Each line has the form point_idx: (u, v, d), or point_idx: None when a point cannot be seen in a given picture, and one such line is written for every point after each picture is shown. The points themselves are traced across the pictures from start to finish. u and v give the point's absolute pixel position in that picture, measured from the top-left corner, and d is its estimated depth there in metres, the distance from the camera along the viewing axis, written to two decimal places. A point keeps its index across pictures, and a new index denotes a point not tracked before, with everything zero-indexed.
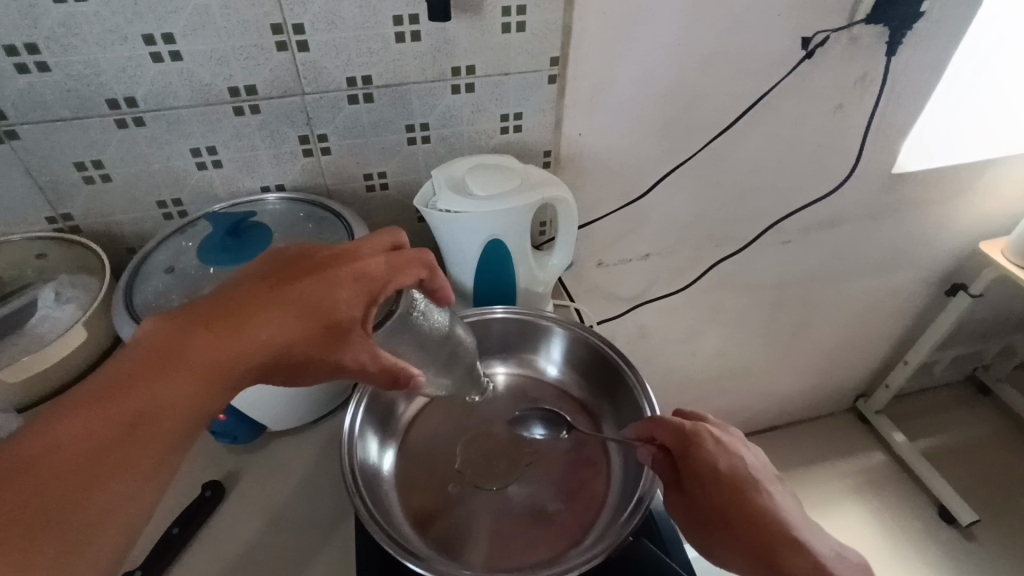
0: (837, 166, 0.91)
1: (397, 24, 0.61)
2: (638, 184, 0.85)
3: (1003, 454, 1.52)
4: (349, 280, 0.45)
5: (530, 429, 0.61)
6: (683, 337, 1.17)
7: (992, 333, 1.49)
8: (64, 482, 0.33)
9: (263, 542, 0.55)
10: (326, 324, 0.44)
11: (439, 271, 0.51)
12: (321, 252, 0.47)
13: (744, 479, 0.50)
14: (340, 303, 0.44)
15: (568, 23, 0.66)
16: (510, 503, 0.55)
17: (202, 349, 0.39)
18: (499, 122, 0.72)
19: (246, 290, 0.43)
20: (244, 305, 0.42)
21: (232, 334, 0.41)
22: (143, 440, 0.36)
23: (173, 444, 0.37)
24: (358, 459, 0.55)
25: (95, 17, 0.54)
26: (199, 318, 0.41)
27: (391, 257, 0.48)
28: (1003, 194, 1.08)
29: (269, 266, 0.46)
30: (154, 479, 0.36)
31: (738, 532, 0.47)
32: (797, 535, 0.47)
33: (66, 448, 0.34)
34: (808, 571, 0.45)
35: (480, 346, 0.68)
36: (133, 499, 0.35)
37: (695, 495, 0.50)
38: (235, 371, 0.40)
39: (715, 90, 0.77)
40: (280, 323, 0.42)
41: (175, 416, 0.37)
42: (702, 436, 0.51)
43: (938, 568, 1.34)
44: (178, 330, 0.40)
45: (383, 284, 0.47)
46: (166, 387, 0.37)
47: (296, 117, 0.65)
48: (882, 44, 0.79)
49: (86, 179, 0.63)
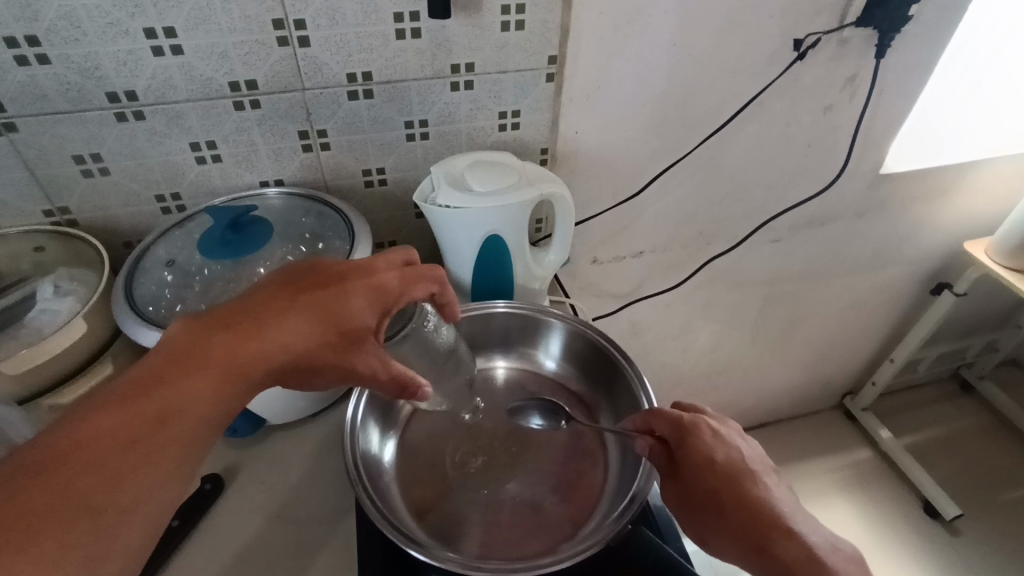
0: (827, 166, 0.93)
1: (397, 21, 0.61)
2: (633, 182, 0.86)
3: (985, 449, 1.55)
4: (364, 291, 0.46)
5: (529, 419, 0.63)
6: (675, 334, 1.18)
7: (975, 330, 1.52)
8: (90, 474, 0.33)
9: (266, 534, 0.56)
10: (341, 331, 0.44)
11: (448, 286, 0.53)
12: (335, 263, 0.48)
13: (741, 470, 0.51)
14: (355, 312, 0.45)
15: (566, 23, 0.67)
16: (508, 494, 0.56)
17: (226, 349, 0.40)
18: (497, 120, 0.72)
19: (267, 296, 0.44)
20: (266, 310, 0.43)
21: (254, 336, 0.41)
22: (166, 436, 0.36)
23: (194, 442, 0.38)
24: (360, 449, 0.55)
25: (97, 10, 0.54)
26: (221, 320, 0.41)
27: (402, 271, 0.49)
28: (988, 194, 1.11)
29: (286, 275, 0.47)
30: (176, 478, 0.37)
31: (727, 517, 0.49)
32: (790, 524, 0.48)
33: (94, 440, 0.34)
34: (798, 558, 0.46)
35: (479, 340, 0.69)
36: (156, 496, 0.35)
37: (688, 482, 0.51)
38: (253, 373, 0.41)
39: (709, 90, 0.78)
40: (299, 329, 0.43)
41: (198, 415, 0.38)
42: (700, 429, 0.53)
43: (922, 560, 1.37)
44: (202, 330, 0.41)
45: (397, 297, 0.48)
46: (190, 386, 0.38)
47: (295, 112, 0.65)
48: (871, 46, 0.80)
49: (85, 173, 0.63)
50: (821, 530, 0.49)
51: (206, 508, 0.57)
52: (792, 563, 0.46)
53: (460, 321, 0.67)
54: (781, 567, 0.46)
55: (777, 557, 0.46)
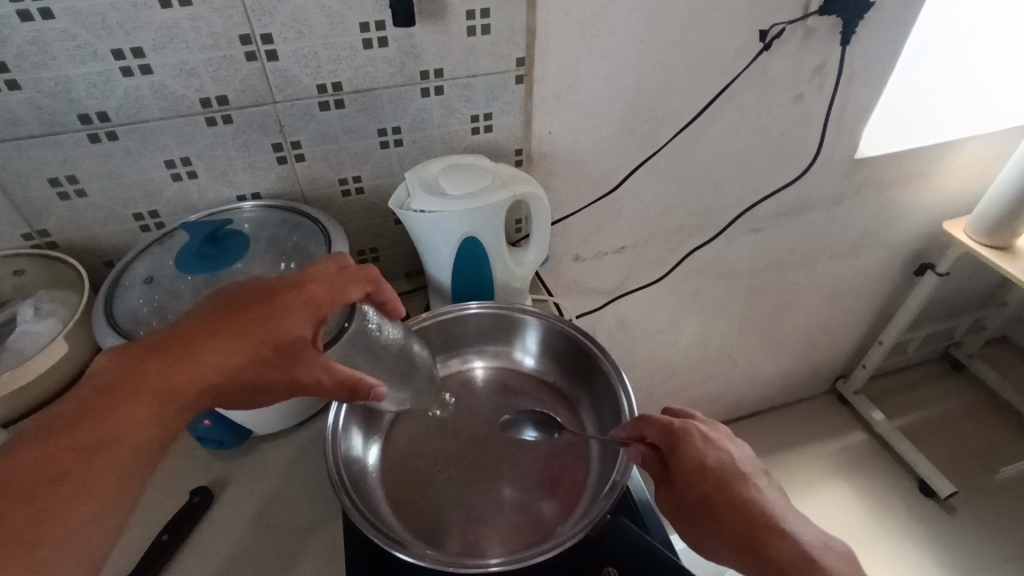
0: (799, 155, 0.95)
1: (364, 31, 0.62)
2: (608, 180, 0.87)
3: (976, 427, 1.57)
4: (294, 305, 0.47)
5: (522, 432, 0.62)
6: (661, 328, 1.19)
7: (961, 309, 1.53)
8: (21, 509, 0.36)
9: (255, 544, 0.56)
10: (274, 345, 0.46)
11: (384, 283, 0.53)
12: (269, 281, 0.49)
13: (731, 472, 0.53)
14: (288, 325, 0.46)
15: (532, 25, 0.68)
16: (503, 500, 0.56)
17: (156, 374, 0.42)
18: (470, 123, 0.73)
19: (198, 321, 0.46)
20: (197, 334, 0.45)
21: (185, 360, 0.43)
22: (102, 463, 0.39)
23: (130, 470, 0.40)
24: (342, 454, 0.56)
25: (65, 34, 0.54)
26: (151, 348, 0.43)
27: (333, 279, 0.50)
28: (965, 174, 1.12)
29: (219, 297, 0.48)
30: (114, 505, 0.39)
31: (722, 520, 0.50)
32: (783, 524, 0.50)
33: (24, 476, 0.36)
34: (792, 557, 0.48)
35: (455, 340, 0.70)
36: (92, 527, 0.38)
37: (681, 486, 0.53)
38: (187, 395, 0.43)
39: (679, 84, 0.79)
40: (230, 348, 0.45)
41: (133, 440, 0.40)
42: (690, 434, 0.55)
43: (919, 539, 1.38)
44: (131, 360, 0.43)
45: (329, 304, 0.49)
46: (122, 415, 0.40)
47: (269, 126, 0.66)
48: (836, 34, 0.82)
49: (61, 196, 0.63)
50: (812, 530, 0.51)
51: (195, 521, 0.58)
52: (785, 563, 0.48)
53: (436, 323, 0.68)
54: (774, 568, 0.48)
55: (771, 558, 0.48)
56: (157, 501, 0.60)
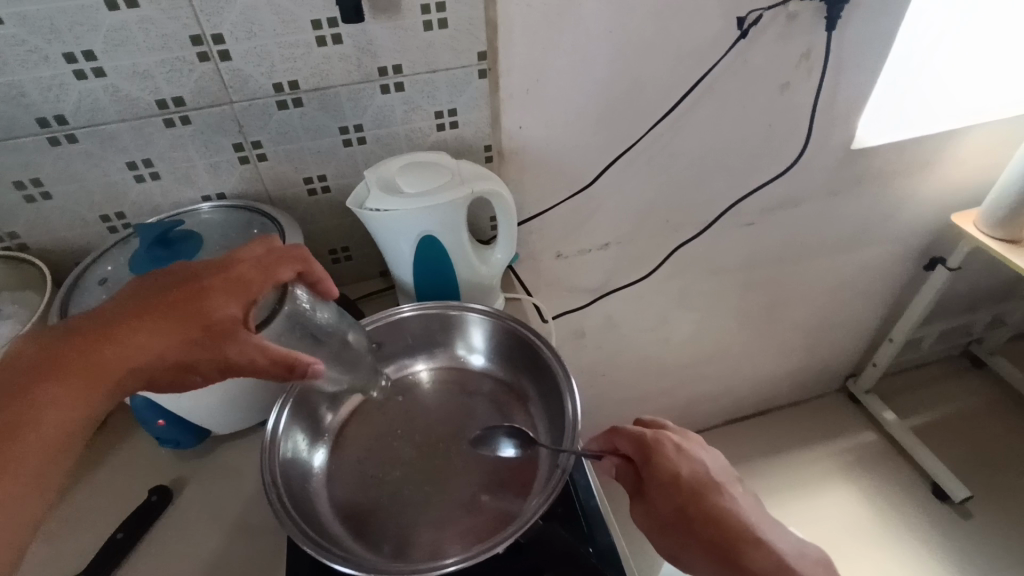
0: (788, 146, 0.91)
1: (316, 28, 0.61)
2: (584, 175, 0.85)
3: (997, 427, 1.50)
4: (221, 286, 0.47)
5: (499, 448, 0.59)
6: (653, 325, 1.16)
7: (980, 304, 1.46)
8: None
9: (205, 543, 0.57)
10: (203, 326, 0.46)
11: (315, 262, 0.53)
12: (198, 264, 0.49)
13: (705, 482, 0.51)
14: (215, 307, 0.47)
15: (492, 17, 0.66)
16: (477, 503, 0.55)
17: (81, 358, 0.43)
18: (434, 119, 0.72)
19: (123, 304, 0.46)
20: (122, 317, 0.45)
21: (109, 342, 0.44)
22: (22, 448, 0.40)
23: (56, 452, 0.41)
24: (280, 460, 0.56)
25: (15, 39, 0.55)
26: (76, 331, 0.44)
27: (263, 259, 0.50)
28: (974, 163, 1.06)
29: (149, 279, 0.48)
30: (42, 488, 0.41)
31: (697, 532, 0.49)
32: (759, 533, 0.48)
33: None
34: (772, 569, 0.46)
35: (394, 344, 0.69)
36: (16, 509, 0.39)
37: (655, 499, 0.51)
38: (114, 377, 0.44)
39: (653, 76, 0.77)
40: (156, 330, 0.45)
41: (58, 424, 0.42)
42: (662, 444, 0.53)
43: (930, 544, 1.33)
44: (55, 344, 0.43)
45: (259, 284, 0.49)
46: (46, 398, 0.42)
47: (228, 126, 0.66)
48: (822, 19, 0.78)
49: (27, 199, 0.64)
50: (789, 539, 0.50)
51: (152, 520, 0.58)
52: None
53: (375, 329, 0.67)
54: None
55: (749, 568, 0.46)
56: (115, 501, 0.60)
